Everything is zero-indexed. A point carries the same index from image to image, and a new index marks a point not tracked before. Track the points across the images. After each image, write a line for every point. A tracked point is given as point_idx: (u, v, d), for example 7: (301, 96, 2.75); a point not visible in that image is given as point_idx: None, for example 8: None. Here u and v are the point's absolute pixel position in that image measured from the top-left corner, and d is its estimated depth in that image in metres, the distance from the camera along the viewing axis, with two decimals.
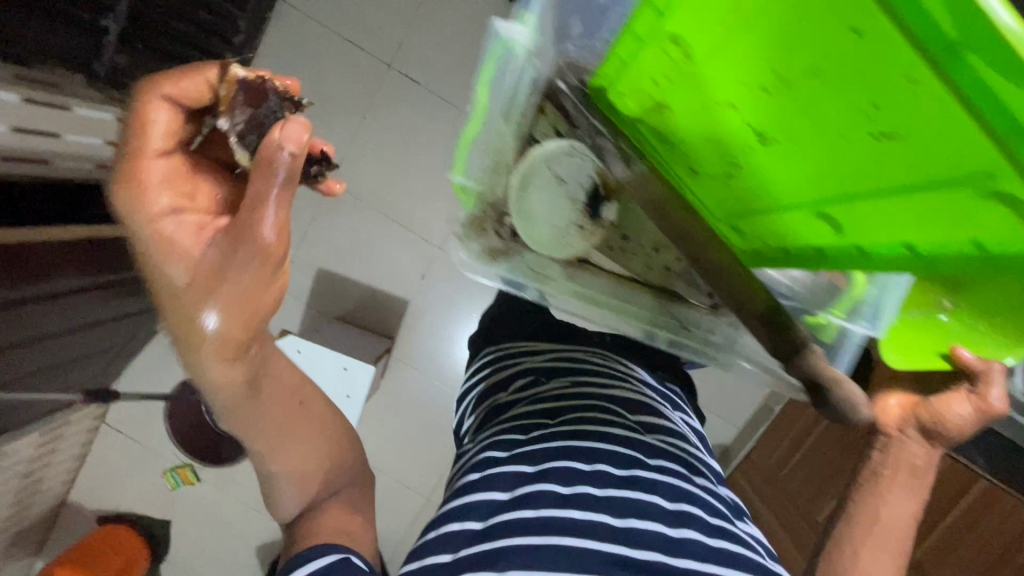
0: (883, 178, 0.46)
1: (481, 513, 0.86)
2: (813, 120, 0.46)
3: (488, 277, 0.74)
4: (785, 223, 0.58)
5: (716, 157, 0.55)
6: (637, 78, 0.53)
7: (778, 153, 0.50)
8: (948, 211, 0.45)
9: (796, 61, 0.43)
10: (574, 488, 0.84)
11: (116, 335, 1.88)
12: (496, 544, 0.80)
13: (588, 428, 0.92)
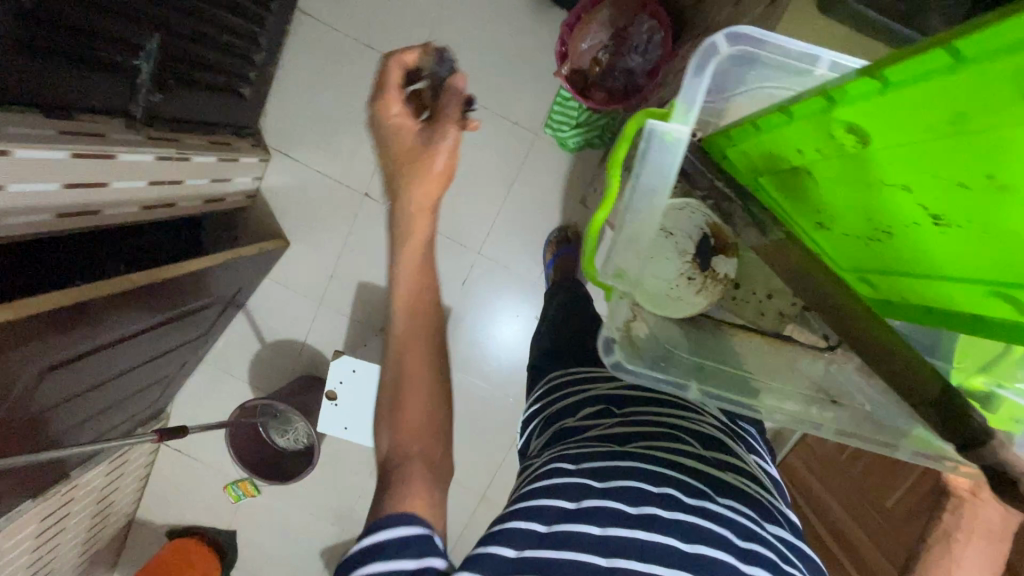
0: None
1: (546, 519, 0.79)
2: (978, 219, 0.57)
3: (632, 348, 0.91)
4: (942, 288, 0.70)
5: (869, 225, 0.71)
6: (803, 151, 0.72)
7: (941, 235, 0.62)
8: None
9: (967, 175, 0.55)
10: (641, 509, 0.79)
11: (171, 363, 1.91)
12: (561, 553, 0.75)
13: (659, 455, 0.89)
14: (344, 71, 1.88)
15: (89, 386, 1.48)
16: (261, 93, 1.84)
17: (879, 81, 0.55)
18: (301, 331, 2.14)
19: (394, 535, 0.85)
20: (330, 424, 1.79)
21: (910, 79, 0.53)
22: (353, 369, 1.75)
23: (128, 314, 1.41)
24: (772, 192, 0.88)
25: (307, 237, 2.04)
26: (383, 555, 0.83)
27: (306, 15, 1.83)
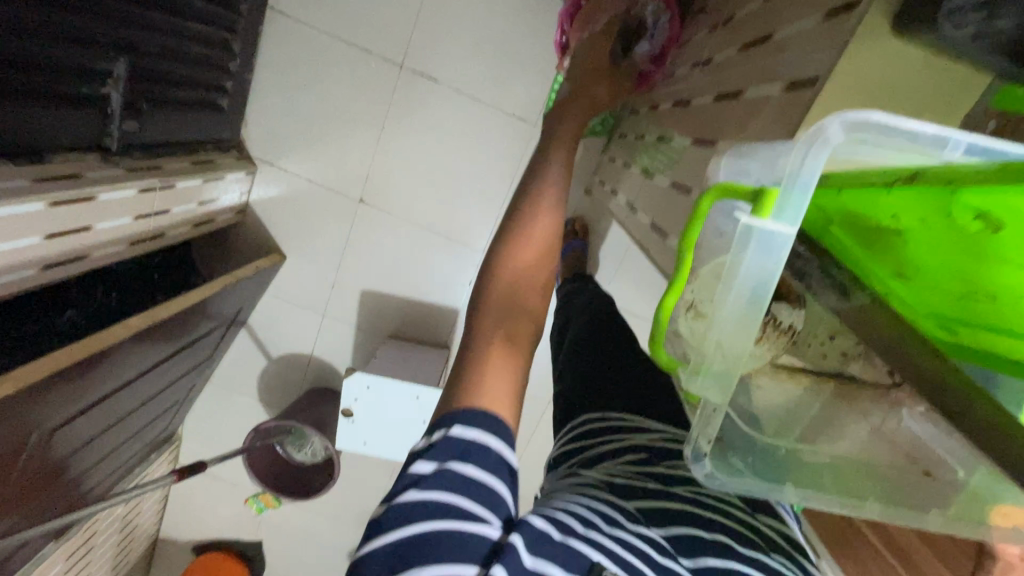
0: None
1: (612, 523, 0.70)
2: None
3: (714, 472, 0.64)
4: None
5: (990, 282, 0.52)
6: (904, 201, 0.52)
7: None
8: None
9: None
10: (698, 559, 0.74)
11: (179, 390, 1.86)
12: (630, 557, 0.66)
13: (709, 503, 0.84)
14: (324, 71, 1.76)
15: (106, 426, 1.44)
16: (239, 102, 1.73)
17: None
18: (307, 345, 2.08)
19: (491, 449, 0.62)
20: (347, 439, 1.75)
21: None
22: (367, 385, 1.66)
23: (138, 354, 1.36)
24: (845, 243, 0.63)
25: (303, 248, 1.96)
26: (480, 462, 0.61)
27: (278, 12, 1.70)
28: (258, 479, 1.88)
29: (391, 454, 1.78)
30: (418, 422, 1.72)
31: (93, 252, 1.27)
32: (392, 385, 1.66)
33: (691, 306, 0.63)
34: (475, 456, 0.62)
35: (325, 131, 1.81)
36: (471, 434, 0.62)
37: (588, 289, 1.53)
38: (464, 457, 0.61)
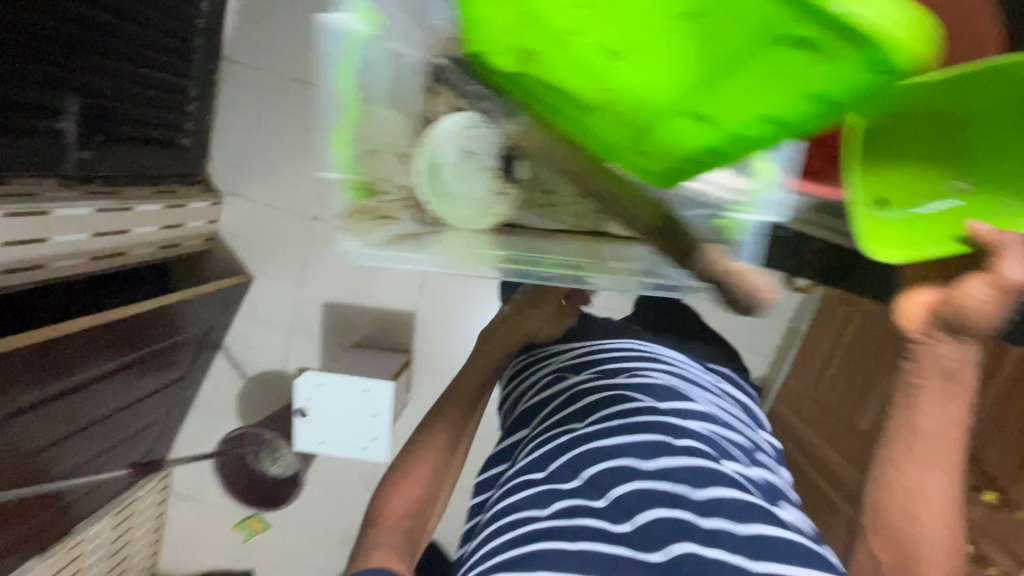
0: (712, 47, 0.42)
1: (539, 535, 0.81)
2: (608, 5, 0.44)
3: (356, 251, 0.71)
4: (673, 131, 0.49)
5: (558, 97, 0.57)
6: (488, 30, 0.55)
7: (629, 55, 0.46)
8: (769, 71, 0.41)
9: None
10: (609, 498, 0.83)
11: (156, 407, 1.98)
12: (548, 546, 0.78)
13: (605, 424, 0.90)
14: (272, 106, 1.97)
15: (78, 426, 1.57)
16: (200, 140, 1.95)
17: None
18: (278, 361, 2.19)
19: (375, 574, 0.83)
20: (303, 438, 1.81)
21: None
22: (318, 383, 1.74)
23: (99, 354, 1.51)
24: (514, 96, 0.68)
25: (267, 268, 2.11)
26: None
27: (231, 61, 1.94)
28: (229, 492, 1.95)
29: (344, 452, 1.82)
30: (367, 416, 1.77)
31: (53, 264, 1.48)
32: (340, 381, 1.74)
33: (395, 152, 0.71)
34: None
35: (278, 158, 2.01)
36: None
37: None
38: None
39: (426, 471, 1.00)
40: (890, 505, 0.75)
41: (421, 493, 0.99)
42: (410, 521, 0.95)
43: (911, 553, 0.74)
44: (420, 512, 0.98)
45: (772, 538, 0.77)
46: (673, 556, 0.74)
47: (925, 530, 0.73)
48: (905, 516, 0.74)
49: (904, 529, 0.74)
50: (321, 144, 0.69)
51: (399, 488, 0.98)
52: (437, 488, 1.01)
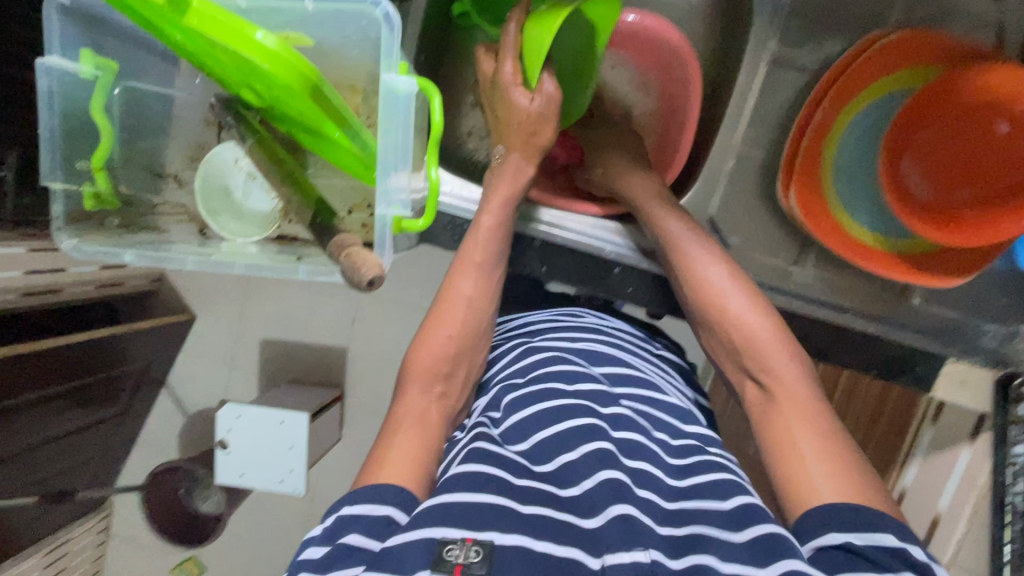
0: (240, 70, 0.52)
1: (454, 487, 0.48)
2: (179, 45, 0.53)
3: (108, 255, 0.58)
4: (297, 116, 0.59)
5: (264, 102, 0.63)
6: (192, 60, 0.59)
7: (226, 73, 0.56)
8: (264, 79, 0.51)
9: (136, 17, 0.50)
10: (557, 460, 0.53)
11: (100, 441, 1.53)
12: (480, 498, 0.47)
13: (549, 369, 0.62)
14: None
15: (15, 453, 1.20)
16: None
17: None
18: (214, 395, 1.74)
19: (372, 502, 0.48)
20: (221, 475, 1.47)
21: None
22: (238, 415, 1.41)
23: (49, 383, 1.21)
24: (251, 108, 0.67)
25: (206, 297, 1.70)
26: (381, 497, 0.49)
27: None
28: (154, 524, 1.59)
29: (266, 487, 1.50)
30: (283, 448, 1.43)
31: None
32: (254, 412, 1.41)
33: (168, 175, 0.71)
34: (343, 505, 0.49)
35: None
36: (363, 495, 0.49)
37: (416, 293, 1.59)
38: (343, 513, 0.49)
39: (463, 305, 0.63)
40: (702, 324, 0.61)
41: (465, 324, 0.63)
42: (440, 386, 0.60)
43: (760, 373, 0.55)
44: (455, 373, 0.61)
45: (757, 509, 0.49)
46: (619, 521, 0.46)
47: (766, 345, 0.56)
48: (713, 327, 0.59)
49: (722, 345, 0.59)
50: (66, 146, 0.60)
51: (439, 317, 0.62)
52: (462, 365, 0.62)
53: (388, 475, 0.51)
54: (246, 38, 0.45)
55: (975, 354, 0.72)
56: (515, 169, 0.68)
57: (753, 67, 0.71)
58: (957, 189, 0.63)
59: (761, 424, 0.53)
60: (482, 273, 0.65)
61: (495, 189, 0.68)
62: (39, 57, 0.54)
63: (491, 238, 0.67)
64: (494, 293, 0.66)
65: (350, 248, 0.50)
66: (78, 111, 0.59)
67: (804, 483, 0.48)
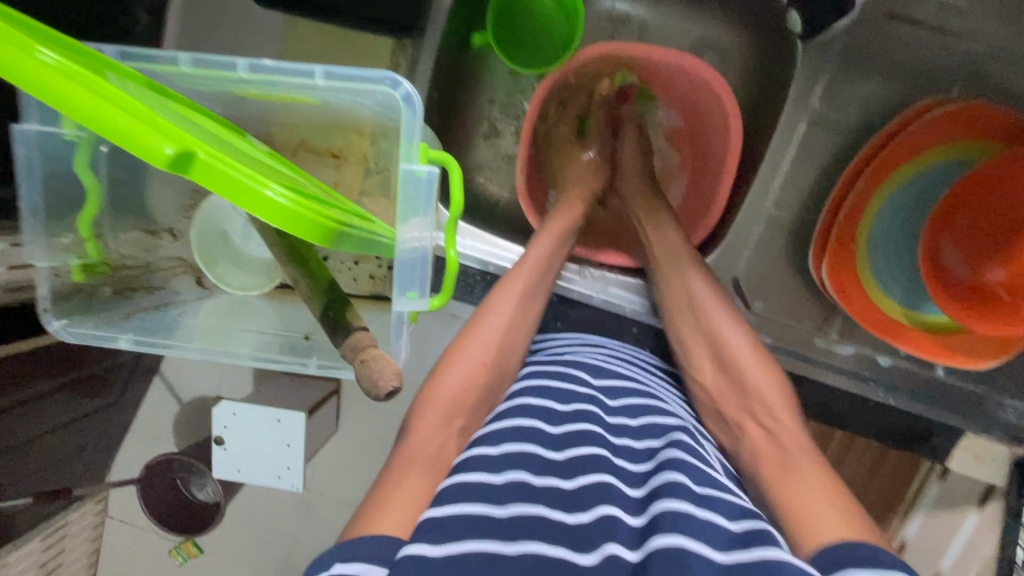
0: (246, 158, 0.40)
1: (430, 536, 0.42)
2: (169, 106, 0.42)
3: (102, 338, 0.56)
4: (312, 188, 0.49)
5: (269, 158, 0.53)
6: (182, 108, 0.47)
7: (231, 141, 0.46)
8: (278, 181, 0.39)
9: (110, 76, 0.38)
10: (548, 480, 0.48)
11: (88, 452, 1.05)
12: (463, 548, 0.41)
13: (550, 384, 0.58)
14: None
15: None
16: None
17: (57, 37, 0.37)
18: (203, 386, 1.10)
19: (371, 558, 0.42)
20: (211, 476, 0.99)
21: (48, 37, 0.35)
22: (233, 412, 0.93)
23: (7, 391, 0.80)
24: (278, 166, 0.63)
25: None
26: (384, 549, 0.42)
27: None
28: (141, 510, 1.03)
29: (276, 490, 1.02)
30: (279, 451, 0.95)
31: None
32: (243, 409, 0.93)
33: (162, 231, 0.66)
34: (333, 561, 0.42)
35: None
36: (358, 549, 0.42)
37: None
38: (335, 572, 0.41)
39: (498, 334, 0.60)
40: (707, 361, 0.61)
41: (500, 350, 0.60)
42: (463, 420, 0.55)
43: (747, 399, 0.56)
44: (477, 407, 0.57)
45: (765, 533, 0.43)
46: (611, 558, 0.41)
47: (764, 390, 0.55)
48: (717, 366, 0.59)
49: (720, 384, 0.58)
50: (55, 217, 0.54)
51: (471, 335, 0.59)
52: (489, 397, 0.58)
53: (388, 525, 0.44)
54: (255, 200, 0.32)
55: (992, 428, 0.71)
56: (572, 209, 0.70)
57: (792, 124, 0.67)
58: (996, 268, 0.58)
59: (770, 474, 0.50)
60: (519, 304, 0.62)
61: (553, 222, 0.68)
62: (16, 125, 0.49)
63: (540, 273, 0.65)
64: (526, 326, 0.64)
65: (367, 351, 0.47)
66: (62, 172, 0.53)
67: (820, 526, 0.43)
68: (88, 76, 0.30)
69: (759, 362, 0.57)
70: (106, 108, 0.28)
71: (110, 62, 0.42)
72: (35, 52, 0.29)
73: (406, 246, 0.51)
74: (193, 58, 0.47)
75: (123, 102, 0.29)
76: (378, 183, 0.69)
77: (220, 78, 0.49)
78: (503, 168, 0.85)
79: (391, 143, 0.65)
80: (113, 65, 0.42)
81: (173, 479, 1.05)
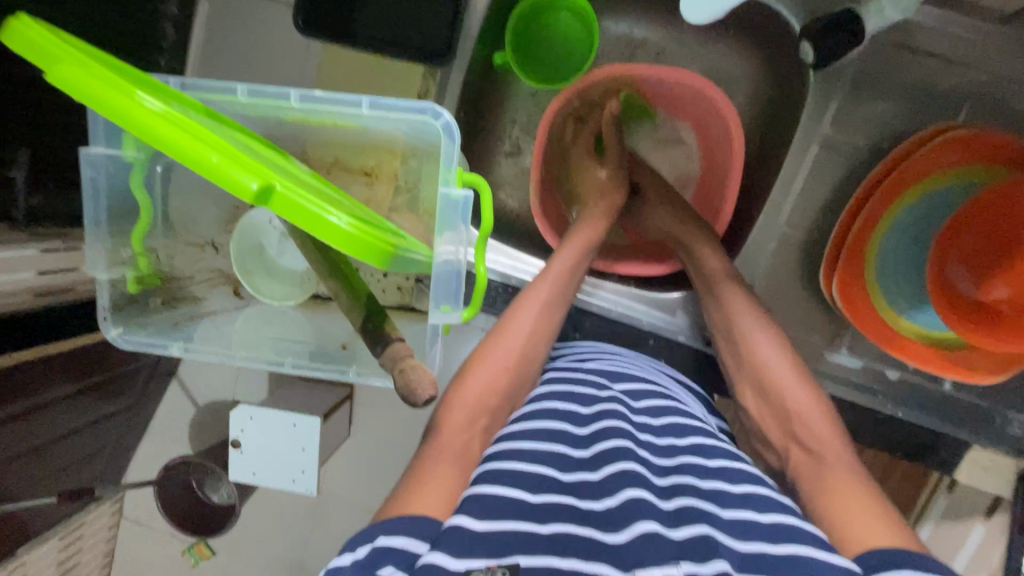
0: (302, 184, 0.44)
1: (473, 510, 0.45)
2: (232, 134, 0.46)
3: (156, 346, 0.61)
4: (355, 207, 0.53)
5: (314, 178, 0.57)
6: (239, 132, 0.51)
7: (284, 165, 0.50)
8: (332, 205, 0.43)
9: (186, 109, 0.43)
10: (576, 474, 0.50)
11: (113, 453, 1.08)
12: (501, 526, 0.44)
13: (573, 386, 0.60)
14: None
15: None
16: None
17: (142, 76, 0.42)
18: (220, 390, 1.11)
19: (411, 532, 0.44)
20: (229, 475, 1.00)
21: (136, 77, 0.40)
22: (250, 417, 0.94)
23: (32, 392, 0.79)
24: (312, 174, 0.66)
25: None
26: (424, 525, 0.45)
27: None
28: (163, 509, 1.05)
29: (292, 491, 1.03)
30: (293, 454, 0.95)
31: None
32: (261, 414, 0.93)
33: (205, 243, 0.70)
34: (376, 534, 0.44)
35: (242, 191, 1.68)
36: (400, 526, 0.45)
37: None
38: (378, 544, 0.44)
39: (521, 340, 0.62)
40: (746, 386, 0.63)
41: (522, 357, 0.61)
42: (486, 420, 0.57)
43: (788, 419, 0.58)
44: (502, 407, 0.59)
45: (799, 530, 0.46)
46: (644, 536, 0.44)
47: (805, 413, 0.57)
48: (756, 389, 0.61)
49: (767, 412, 0.60)
50: (113, 232, 0.58)
51: (495, 344, 0.61)
52: (513, 398, 0.60)
53: (423, 506, 0.47)
54: (322, 226, 0.37)
55: (999, 441, 0.73)
56: (593, 223, 0.72)
57: (804, 146, 0.71)
58: (1000, 287, 0.60)
59: (807, 481, 0.54)
60: (542, 313, 0.64)
61: (575, 237, 0.70)
62: (83, 147, 0.52)
63: (562, 283, 0.66)
64: (550, 333, 0.66)
65: (406, 361, 0.51)
66: (121, 192, 0.57)
67: (863, 532, 0.47)
68: (181, 118, 0.34)
69: (805, 390, 0.59)
70: (202, 149, 0.33)
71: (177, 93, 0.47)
72: (135, 96, 0.33)
73: (440, 260, 0.55)
74: (250, 89, 0.52)
75: (211, 141, 0.34)
76: (406, 201, 0.72)
77: (271, 106, 0.53)
78: (523, 184, 0.88)
79: (421, 162, 0.68)
80: (180, 96, 0.46)
81: (190, 482, 1.08)
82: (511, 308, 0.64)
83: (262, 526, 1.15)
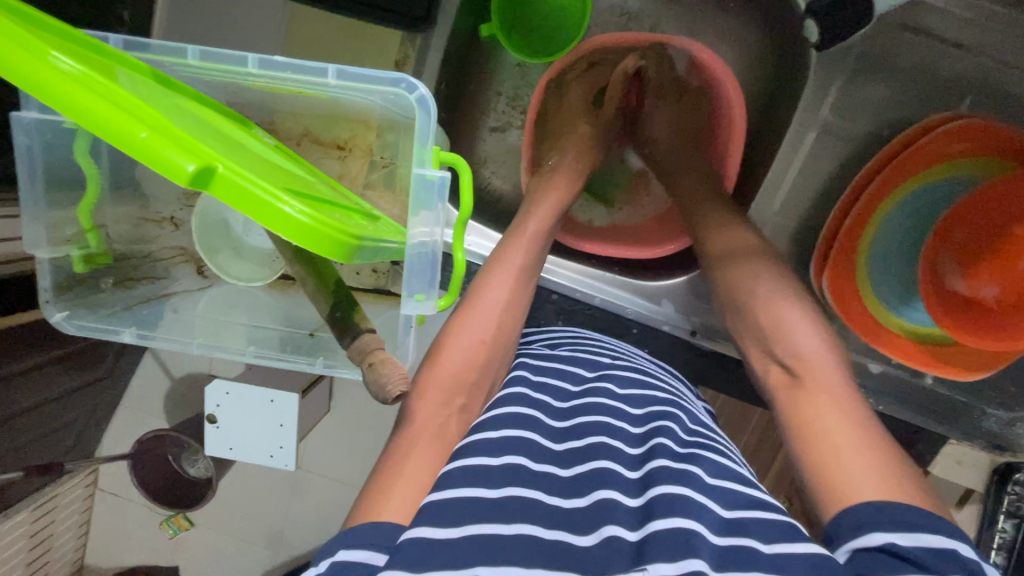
0: (258, 163, 0.40)
1: (435, 518, 0.42)
2: (180, 103, 0.41)
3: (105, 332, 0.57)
4: (322, 189, 0.49)
5: (279, 154, 0.52)
6: (191, 99, 0.46)
7: (242, 140, 0.45)
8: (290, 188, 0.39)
9: (124, 72, 0.38)
10: (545, 468, 0.49)
11: (84, 428, 1.04)
12: (465, 532, 0.42)
13: (552, 377, 0.58)
14: None
15: None
16: None
17: (73, 33, 0.37)
18: (196, 365, 1.07)
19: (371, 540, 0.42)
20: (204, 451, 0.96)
21: (64, 34, 0.35)
22: (226, 393, 0.90)
23: None
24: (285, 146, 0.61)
25: None
26: (385, 533, 0.43)
27: None
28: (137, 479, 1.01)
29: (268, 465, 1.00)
30: (269, 434, 0.92)
31: None
32: (234, 392, 0.89)
33: (163, 219, 0.65)
34: (337, 548, 0.42)
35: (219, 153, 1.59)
36: (364, 537, 0.42)
37: None
38: (338, 558, 0.41)
39: (499, 311, 0.59)
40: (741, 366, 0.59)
41: (499, 328, 0.58)
42: (463, 400, 0.54)
43: (784, 359, 0.53)
44: (480, 385, 0.56)
45: (771, 523, 0.44)
46: (611, 540, 0.42)
47: None
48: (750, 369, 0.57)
49: None
50: (58, 205, 0.53)
51: (466, 313, 0.58)
52: (488, 373, 0.57)
53: (392, 513, 0.45)
54: (273, 216, 0.33)
55: (975, 434, 0.73)
56: (567, 183, 0.69)
57: (802, 131, 0.68)
58: (990, 285, 0.59)
59: None
60: (518, 280, 0.61)
61: (543, 199, 0.67)
62: (13, 111, 0.47)
63: (537, 245, 0.63)
64: (525, 302, 0.62)
65: (375, 355, 0.48)
66: (62, 164, 0.52)
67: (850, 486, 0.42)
68: (107, 85, 0.30)
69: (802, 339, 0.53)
70: (124, 120, 0.29)
71: (122, 55, 0.42)
72: (48, 57, 0.29)
73: (413, 244, 0.50)
74: (200, 51, 0.47)
75: (139, 113, 0.30)
76: (382, 177, 0.68)
77: (228, 72, 0.49)
78: (510, 161, 0.84)
79: (397, 137, 0.64)
80: (123, 57, 0.41)
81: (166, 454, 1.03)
82: (484, 276, 0.60)
83: (238, 502, 1.13)
